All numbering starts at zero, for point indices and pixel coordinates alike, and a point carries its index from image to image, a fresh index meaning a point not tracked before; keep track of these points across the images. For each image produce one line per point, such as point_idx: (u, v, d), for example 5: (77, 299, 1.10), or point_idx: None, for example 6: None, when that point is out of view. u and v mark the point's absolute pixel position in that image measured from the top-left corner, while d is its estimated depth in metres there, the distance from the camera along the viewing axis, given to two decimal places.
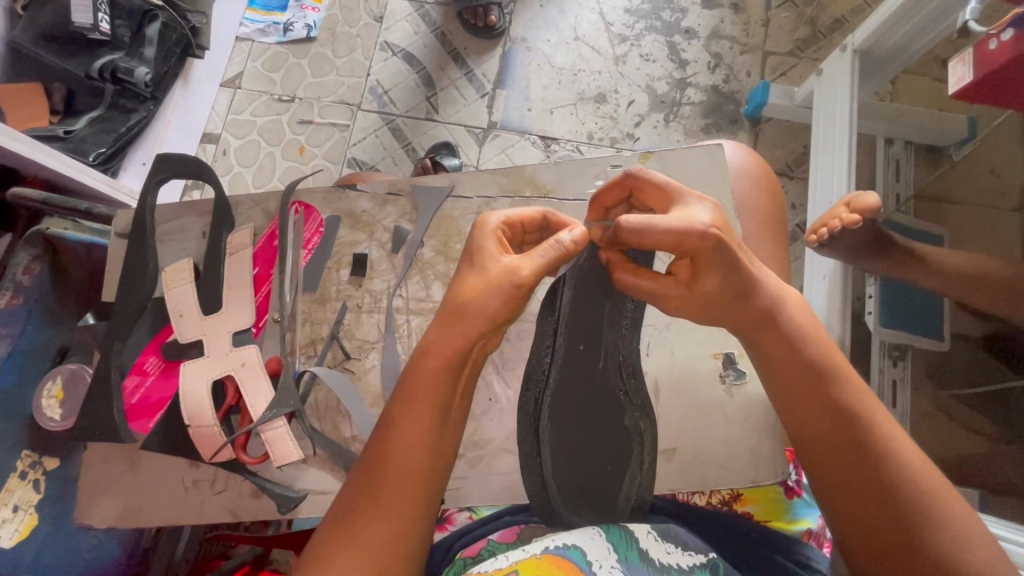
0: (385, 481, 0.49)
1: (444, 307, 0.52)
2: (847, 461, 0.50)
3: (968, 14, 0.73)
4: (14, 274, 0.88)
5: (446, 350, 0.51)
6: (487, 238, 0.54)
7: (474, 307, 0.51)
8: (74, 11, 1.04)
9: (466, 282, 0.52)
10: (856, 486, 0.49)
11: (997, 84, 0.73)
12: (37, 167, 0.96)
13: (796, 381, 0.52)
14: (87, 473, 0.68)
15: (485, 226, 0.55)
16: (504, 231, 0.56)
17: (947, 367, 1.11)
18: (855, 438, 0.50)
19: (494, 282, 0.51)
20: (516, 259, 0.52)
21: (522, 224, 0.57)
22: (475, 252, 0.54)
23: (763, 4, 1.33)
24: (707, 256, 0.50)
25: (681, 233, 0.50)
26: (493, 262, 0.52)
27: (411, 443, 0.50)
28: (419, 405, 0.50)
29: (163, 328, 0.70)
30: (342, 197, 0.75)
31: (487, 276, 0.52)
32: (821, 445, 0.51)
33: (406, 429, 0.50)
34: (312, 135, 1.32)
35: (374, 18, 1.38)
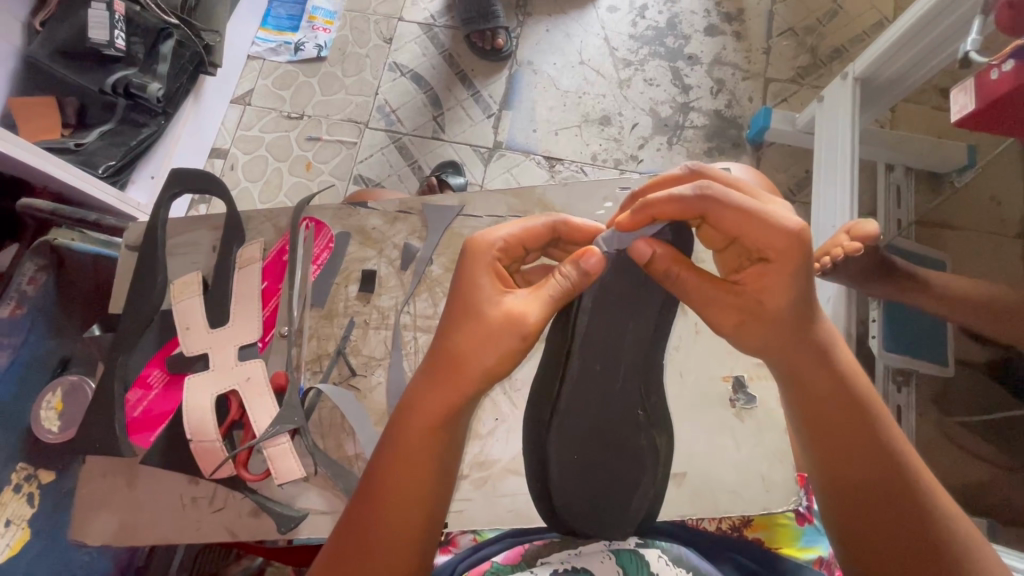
0: (391, 501, 0.47)
1: (439, 361, 0.48)
2: (889, 490, 0.48)
3: (970, 44, 0.75)
4: (18, 283, 0.86)
5: (437, 395, 0.48)
6: (484, 274, 0.49)
7: (468, 350, 0.48)
8: (91, 28, 1.05)
9: (462, 331, 0.48)
10: (909, 532, 0.47)
11: (999, 113, 0.74)
12: (49, 179, 0.97)
13: (844, 404, 0.49)
14: (84, 488, 0.66)
15: (483, 254, 0.49)
16: (502, 257, 0.50)
17: (950, 392, 1.11)
18: (896, 465, 0.48)
19: (496, 334, 0.47)
20: (520, 302, 0.48)
21: (525, 242, 0.51)
22: (470, 287, 0.49)
23: (764, 33, 1.36)
24: (790, 264, 0.47)
25: (775, 225, 0.46)
26: (493, 305, 0.48)
27: (408, 474, 0.47)
28: (411, 441, 0.48)
29: (169, 341, 0.70)
30: (353, 214, 0.76)
31: (485, 319, 0.48)
32: (866, 473, 0.48)
33: (399, 460, 0.48)
34: (319, 152, 1.34)
35: (384, 40, 1.41)
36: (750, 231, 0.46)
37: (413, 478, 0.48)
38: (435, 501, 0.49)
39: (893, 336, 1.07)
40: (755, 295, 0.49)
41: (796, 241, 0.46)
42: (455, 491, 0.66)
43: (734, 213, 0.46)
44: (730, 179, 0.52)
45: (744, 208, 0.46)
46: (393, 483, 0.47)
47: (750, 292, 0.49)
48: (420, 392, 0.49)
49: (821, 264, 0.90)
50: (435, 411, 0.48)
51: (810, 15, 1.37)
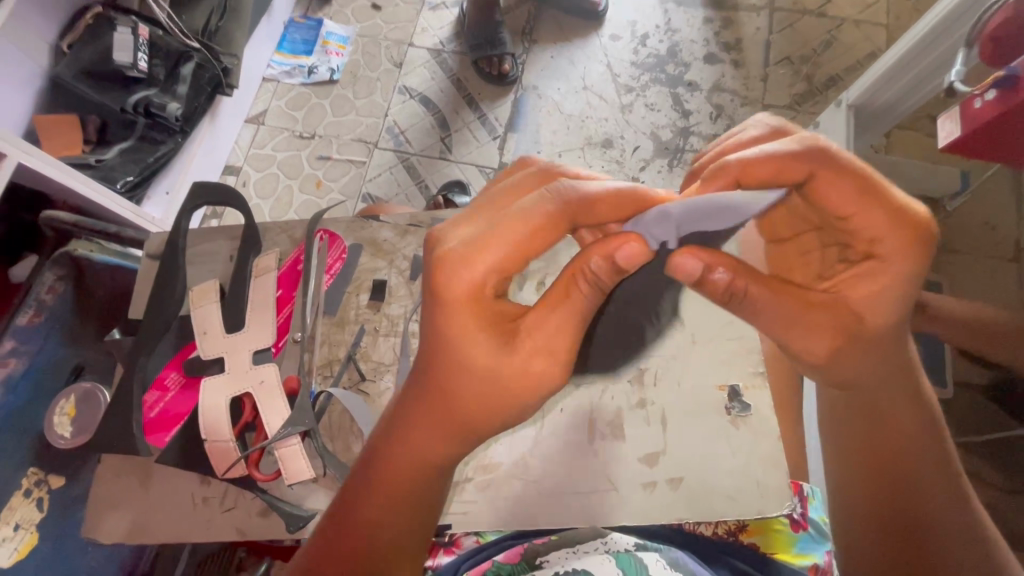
0: (396, 518, 0.51)
1: (435, 404, 0.48)
2: (941, 490, 0.54)
3: (954, 75, 0.78)
4: (38, 292, 0.89)
5: (433, 452, 0.50)
6: (477, 332, 0.46)
7: (452, 405, 0.48)
8: (115, 50, 1.11)
9: (465, 379, 0.47)
10: (940, 518, 0.54)
11: (985, 139, 0.77)
12: (73, 194, 1.03)
13: (908, 412, 0.55)
14: (98, 488, 0.68)
15: (465, 283, 0.45)
16: (495, 277, 0.46)
17: (949, 412, 1.12)
18: (947, 466, 0.55)
19: (510, 384, 0.47)
20: (526, 357, 0.46)
21: (525, 253, 0.45)
22: (452, 331, 0.46)
23: (761, 62, 1.41)
24: (901, 274, 0.48)
25: (903, 216, 0.46)
26: (507, 356, 0.46)
27: (413, 490, 0.51)
28: (399, 477, 0.50)
29: (186, 345, 0.73)
30: (366, 227, 0.79)
31: (481, 372, 0.47)
32: (921, 476, 0.55)
33: (395, 489, 0.51)
34: (329, 170, 1.39)
35: (394, 64, 1.47)
36: (875, 204, 0.46)
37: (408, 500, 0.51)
38: (427, 512, 0.53)
39: None
40: (855, 305, 0.49)
41: (917, 239, 0.47)
42: (458, 493, 0.67)
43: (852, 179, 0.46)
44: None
45: (859, 180, 0.46)
46: (380, 509, 0.51)
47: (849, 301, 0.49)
48: (411, 438, 0.50)
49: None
50: (430, 461, 0.50)
51: (805, 45, 1.42)
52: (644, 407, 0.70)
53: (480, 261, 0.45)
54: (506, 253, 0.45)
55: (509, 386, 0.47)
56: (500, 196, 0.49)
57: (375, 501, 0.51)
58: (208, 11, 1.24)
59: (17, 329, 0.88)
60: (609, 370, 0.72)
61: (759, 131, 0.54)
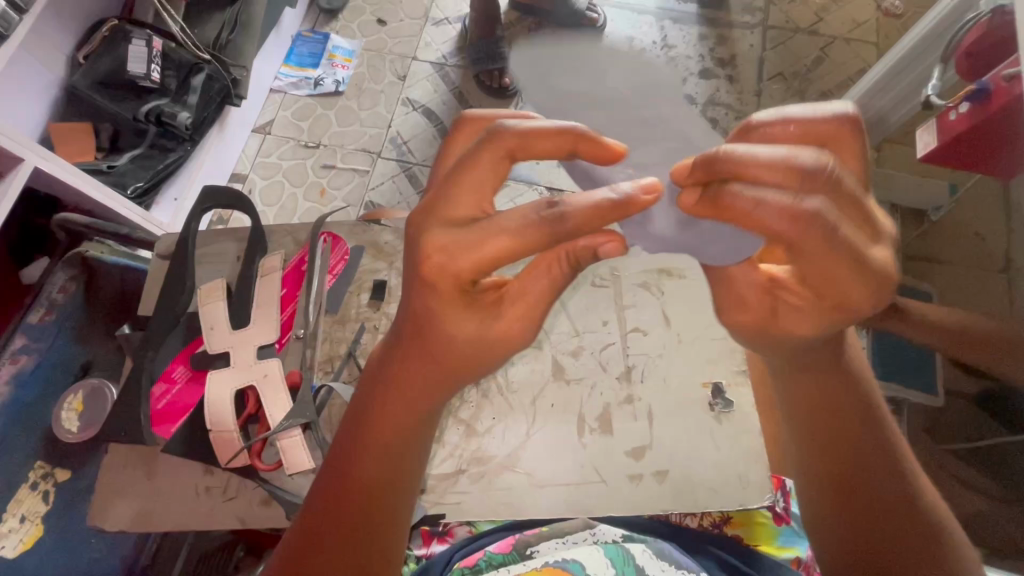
0: (347, 507, 0.49)
1: (417, 358, 0.49)
2: (891, 473, 0.49)
3: (930, 89, 0.82)
4: (50, 292, 0.93)
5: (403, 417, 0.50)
6: (459, 308, 0.46)
7: (427, 363, 0.49)
8: (131, 62, 1.16)
9: (446, 345, 0.48)
10: (881, 523, 0.47)
11: (962, 150, 0.81)
12: (85, 199, 1.06)
13: (846, 400, 0.50)
14: (105, 477, 0.71)
15: (447, 279, 0.43)
16: (473, 275, 0.43)
17: (940, 419, 1.14)
18: (897, 451, 0.50)
19: (493, 343, 0.48)
20: (508, 321, 0.47)
21: (500, 257, 0.42)
22: (434, 311, 0.46)
23: (755, 77, 1.46)
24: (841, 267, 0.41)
25: (868, 260, 0.41)
26: (492, 320, 0.47)
27: (376, 463, 0.50)
28: (381, 436, 0.50)
29: (193, 340, 0.76)
30: (367, 230, 0.84)
31: (468, 340, 0.47)
32: (868, 458, 0.49)
33: (364, 457, 0.50)
34: (333, 179, 1.43)
35: (398, 77, 1.51)
36: (838, 257, 0.40)
37: (378, 470, 0.50)
38: (381, 509, 0.50)
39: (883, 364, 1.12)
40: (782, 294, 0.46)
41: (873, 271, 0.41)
42: (451, 484, 0.70)
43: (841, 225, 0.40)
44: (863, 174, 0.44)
45: (827, 212, 0.38)
46: (370, 473, 0.50)
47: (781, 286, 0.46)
48: (383, 399, 0.51)
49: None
50: (405, 422, 0.51)
51: (798, 62, 1.47)
52: (632, 403, 0.73)
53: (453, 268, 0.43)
54: (489, 257, 0.42)
55: (485, 350, 0.48)
56: (462, 173, 0.43)
57: (363, 468, 0.50)
58: (219, 25, 1.28)
59: (29, 326, 0.92)
60: (599, 367, 0.76)
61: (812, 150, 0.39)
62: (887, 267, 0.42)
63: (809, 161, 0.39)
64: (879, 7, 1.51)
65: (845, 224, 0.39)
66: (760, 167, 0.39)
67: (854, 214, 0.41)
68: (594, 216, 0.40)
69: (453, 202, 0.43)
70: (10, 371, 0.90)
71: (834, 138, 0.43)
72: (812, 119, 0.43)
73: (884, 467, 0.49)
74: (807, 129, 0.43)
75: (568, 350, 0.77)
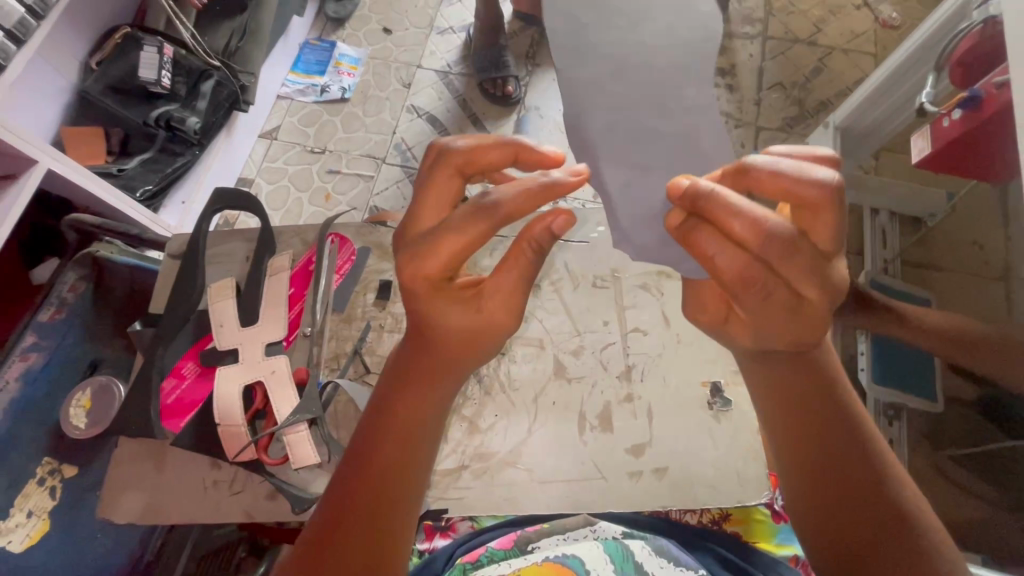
0: (351, 515, 0.49)
1: (421, 354, 0.53)
2: (861, 471, 0.50)
3: (924, 97, 0.84)
4: (60, 291, 0.95)
5: (411, 411, 0.52)
6: (448, 304, 0.49)
7: (434, 357, 0.52)
8: (142, 68, 1.18)
9: (443, 341, 0.51)
10: (846, 499, 0.50)
11: (954, 156, 0.83)
12: (96, 201, 1.08)
13: (812, 381, 0.53)
14: (115, 470, 0.73)
15: (422, 277, 0.48)
16: (441, 271, 0.48)
17: (941, 427, 1.15)
18: (869, 447, 0.51)
19: (483, 335, 0.51)
20: (487, 313, 0.50)
21: (462, 251, 0.46)
22: (424, 308, 0.50)
23: (755, 86, 1.48)
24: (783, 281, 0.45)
25: (805, 309, 0.46)
26: (475, 313, 0.50)
27: (391, 466, 0.51)
28: (402, 428, 0.52)
29: (203, 337, 0.78)
30: (374, 233, 0.87)
31: (460, 332, 0.50)
32: (836, 456, 0.51)
33: (377, 455, 0.51)
34: (338, 184, 1.45)
35: (403, 85, 1.54)
36: (773, 311, 0.46)
37: (400, 459, 0.51)
38: (382, 530, 0.49)
39: (883, 369, 1.12)
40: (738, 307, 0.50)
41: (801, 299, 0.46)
42: (454, 479, 0.72)
43: (784, 290, 0.45)
44: (837, 243, 0.46)
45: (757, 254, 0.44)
46: (390, 456, 0.51)
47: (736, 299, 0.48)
48: (391, 399, 0.53)
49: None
50: (416, 422, 0.52)
51: (797, 72, 1.49)
52: (632, 401, 0.76)
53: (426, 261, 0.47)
54: (448, 254, 0.46)
55: (480, 337, 0.51)
56: (423, 192, 0.50)
57: (384, 452, 0.51)
58: (228, 32, 1.31)
59: (39, 324, 0.93)
60: (599, 366, 0.79)
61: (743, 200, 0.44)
62: (818, 294, 0.45)
63: (774, 229, 0.43)
64: (877, 19, 1.54)
65: (774, 256, 0.44)
66: (722, 207, 0.44)
67: (808, 279, 0.44)
68: (529, 198, 0.46)
69: (420, 217, 0.50)
70: (21, 368, 0.91)
71: (815, 206, 0.44)
72: (800, 179, 0.44)
73: (853, 465, 0.51)
74: (792, 188, 0.44)
75: (569, 349, 0.80)
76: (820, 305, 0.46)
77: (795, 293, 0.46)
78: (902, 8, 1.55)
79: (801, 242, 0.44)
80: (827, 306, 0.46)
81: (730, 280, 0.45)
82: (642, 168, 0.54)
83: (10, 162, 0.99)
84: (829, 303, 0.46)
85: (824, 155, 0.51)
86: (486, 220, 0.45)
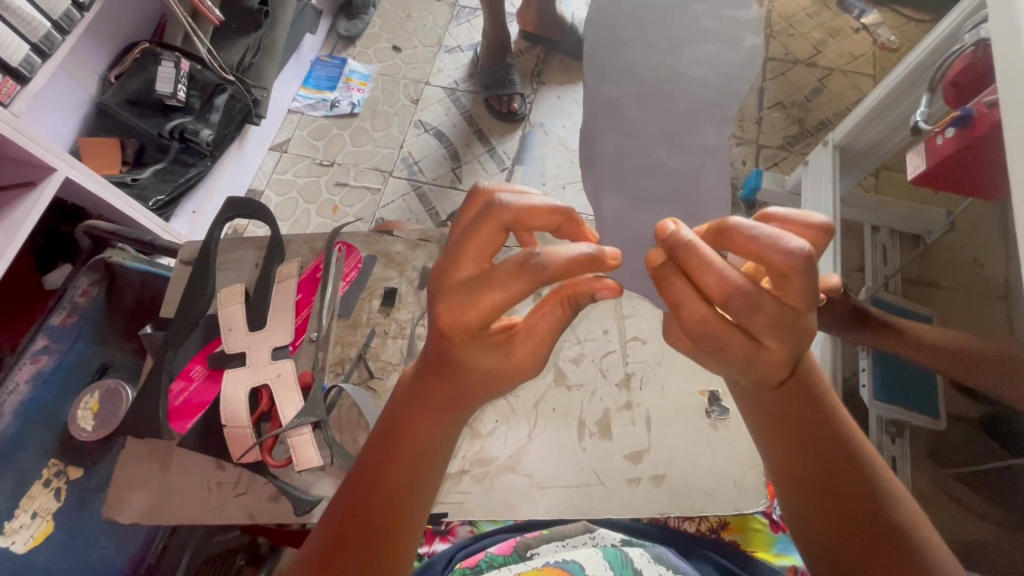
0: (356, 532, 0.51)
1: (431, 375, 0.53)
2: (848, 489, 0.51)
3: (919, 116, 0.87)
4: (72, 295, 0.96)
5: (419, 426, 0.54)
6: (480, 350, 0.50)
7: (456, 391, 0.53)
8: (159, 82, 1.20)
9: (467, 379, 0.52)
10: (838, 518, 0.51)
11: (948, 173, 0.85)
12: (110, 209, 1.11)
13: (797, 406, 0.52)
14: (122, 470, 0.74)
15: (456, 327, 0.48)
16: (477, 323, 0.47)
17: (943, 445, 1.14)
18: (857, 467, 0.51)
19: (506, 378, 0.52)
20: (515, 360, 0.51)
21: (499, 307, 0.46)
22: (454, 348, 0.50)
23: (756, 106, 1.51)
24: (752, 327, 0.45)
25: (764, 356, 0.46)
26: (505, 359, 0.51)
27: (394, 480, 0.53)
28: (409, 449, 0.53)
29: (212, 340, 0.81)
30: (381, 241, 0.90)
31: (487, 371, 0.51)
32: (825, 478, 0.51)
33: (387, 476, 0.53)
34: (346, 196, 1.48)
35: (411, 100, 1.58)
36: (728, 356, 0.47)
37: (406, 479, 0.53)
38: (390, 543, 0.51)
39: (884, 385, 1.11)
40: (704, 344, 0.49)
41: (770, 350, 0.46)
42: (454, 484, 0.72)
43: (738, 337, 0.45)
44: (810, 304, 0.45)
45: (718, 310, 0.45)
46: (403, 467, 0.53)
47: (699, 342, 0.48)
48: (400, 421, 0.54)
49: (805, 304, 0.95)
50: (428, 436, 0.54)
51: (798, 92, 1.52)
52: (631, 409, 0.77)
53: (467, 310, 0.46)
54: (489, 308, 0.46)
55: (505, 376, 0.52)
56: (465, 237, 0.47)
57: (394, 465, 0.53)
58: (243, 48, 1.33)
59: (51, 328, 0.95)
60: (599, 374, 0.80)
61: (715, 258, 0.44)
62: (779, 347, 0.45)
63: (734, 285, 0.43)
64: (876, 41, 1.57)
65: (738, 312, 0.44)
66: (699, 263, 0.44)
67: (770, 332, 0.44)
68: (571, 266, 0.45)
69: (459, 264, 0.47)
70: (32, 370, 0.92)
71: (782, 271, 0.43)
72: (771, 245, 0.43)
73: (842, 485, 0.51)
74: (765, 252, 0.44)
75: (569, 357, 0.81)
76: (780, 352, 0.46)
77: (754, 339, 0.46)
78: (900, 31, 1.59)
79: (767, 300, 0.44)
80: (785, 351, 0.46)
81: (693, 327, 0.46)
82: (633, 202, 0.59)
83: (29, 171, 1.02)
84: (790, 351, 0.46)
85: (819, 224, 0.50)
86: (523, 285, 0.44)
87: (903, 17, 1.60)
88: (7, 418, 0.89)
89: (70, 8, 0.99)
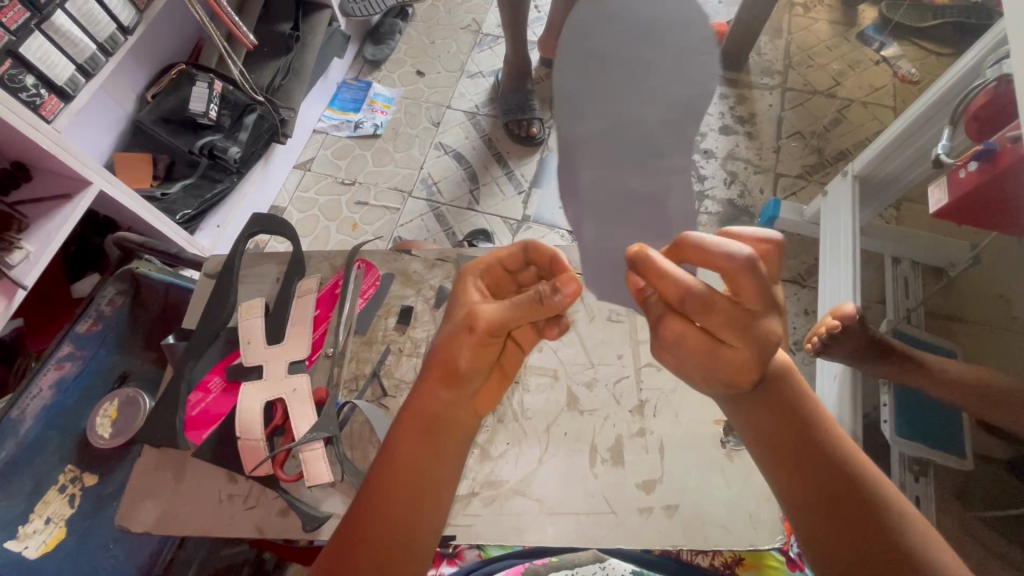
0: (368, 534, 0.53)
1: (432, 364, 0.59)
2: (848, 505, 0.50)
3: (941, 148, 0.85)
4: (99, 304, 1.00)
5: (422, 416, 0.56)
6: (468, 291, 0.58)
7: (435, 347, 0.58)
8: (192, 101, 1.25)
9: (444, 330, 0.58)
10: (853, 535, 0.49)
11: (972, 208, 0.84)
12: (140, 222, 1.15)
13: (784, 420, 0.52)
14: (139, 477, 0.76)
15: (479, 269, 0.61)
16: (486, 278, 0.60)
17: (969, 486, 1.10)
18: (856, 485, 0.50)
19: (456, 321, 0.56)
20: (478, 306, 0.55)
21: (502, 263, 0.60)
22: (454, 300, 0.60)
23: (774, 134, 1.51)
24: (722, 329, 0.46)
25: (726, 354, 0.47)
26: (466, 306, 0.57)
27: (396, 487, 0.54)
28: (415, 447, 0.55)
29: (232, 352, 0.84)
30: (399, 260, 0.92)
31: (454, 318, 0.57)
32: (825, 492, 0.50)
33: (402, 474, 0.55)
34: (366, 215, 1.51)
35: (433, 123, 1.62)
36: (691, 352, 0.48)
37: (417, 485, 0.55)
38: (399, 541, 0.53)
39: (907, 423, 1.07)
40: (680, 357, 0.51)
41: (745, 348, 0.46)
42: (464, 506, 0.72)
43: (695, 331, 0.48)
44: (766, 307, 0.46)
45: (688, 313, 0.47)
46: (411, 478, 0.55)
47: (676, 349, 0.49)
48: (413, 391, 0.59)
49: (813, 343, 1.03)
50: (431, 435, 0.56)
51: (815, 122, 1.53)
52: (643, 436, 0.76)
53: (484, 260, 0.60)
54: (494, 264, 0.60)
55: (462, 335, 0.54)
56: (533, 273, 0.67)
57: (401, 470, 0.55)
58: (273, 71, 1.38)
59: (76, 335, 0.98)
60: (613, 400, 0.80)
61: (663, 264, 0.47)
62: (748, 344, 0.46)
63: (690, 289, 0.46)
64: (895, 74, 1.58)
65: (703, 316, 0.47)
66: (662, 276, 0.47)
67: (731, 331, 0.46)
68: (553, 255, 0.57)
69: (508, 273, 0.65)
70: (54, 377, 0.95)
71: (731, 274, 0.46)
72: (719, 249, 0.46)
73: (838, 501, 0.50)
74: (714, 257, 0.46)
75: (583, 381, 0.81)
76: (742, 351, 0.47)
77: (715, 338, 0.47)
78: (921, 64, 1.59)
79: (722, 304, 0.46)
80: (751, 353, 0.46)
81: (657, 326, 0.50)
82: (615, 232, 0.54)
83: (67, 182, 1.06)
84: (752, 351, 0.46)
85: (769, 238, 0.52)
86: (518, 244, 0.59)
87: (922, 50, 1.61)
88: (28, 424, 0.92)
89: (115, 31, 1.04)
